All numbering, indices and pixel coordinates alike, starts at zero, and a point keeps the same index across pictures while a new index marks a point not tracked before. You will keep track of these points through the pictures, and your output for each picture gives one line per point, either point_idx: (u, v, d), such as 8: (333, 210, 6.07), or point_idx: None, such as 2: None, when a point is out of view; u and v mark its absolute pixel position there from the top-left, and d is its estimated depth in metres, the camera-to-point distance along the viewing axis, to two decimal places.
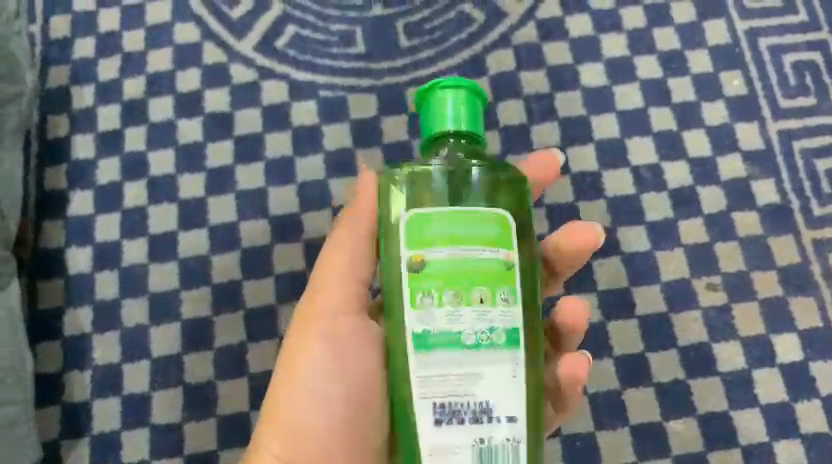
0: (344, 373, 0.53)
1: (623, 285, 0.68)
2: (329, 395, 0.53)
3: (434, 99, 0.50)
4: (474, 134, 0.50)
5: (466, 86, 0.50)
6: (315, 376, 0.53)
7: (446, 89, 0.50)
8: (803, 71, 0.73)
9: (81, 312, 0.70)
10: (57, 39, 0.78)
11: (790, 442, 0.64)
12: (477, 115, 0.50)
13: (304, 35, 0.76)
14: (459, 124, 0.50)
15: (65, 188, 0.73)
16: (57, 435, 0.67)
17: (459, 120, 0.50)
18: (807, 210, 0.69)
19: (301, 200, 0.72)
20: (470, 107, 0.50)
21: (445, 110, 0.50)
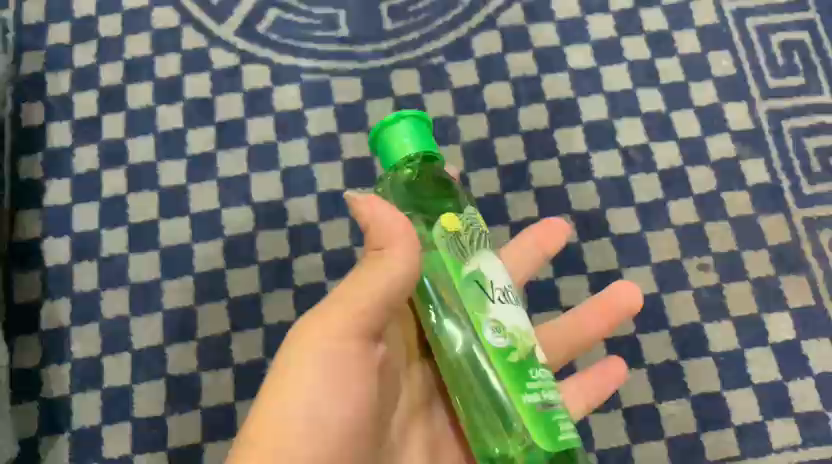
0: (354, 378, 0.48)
1: (614, 268, 0.67)
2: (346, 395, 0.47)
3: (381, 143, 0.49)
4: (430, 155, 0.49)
5: (406, 117, 0.48)
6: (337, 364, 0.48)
7: (380, 132, 0.49)
8: (791, 51, 0.72)
9: (60, 304, 0.68)
10: (31, 25, 0.75)
11: (784, 421, 0.63)
12: (429, 140, 0.49)
13: (286, 19, 0.74)
14: (412, 155, 0.48)
15: (41, 178, 0.71)
16: (36, 431, 0.65)
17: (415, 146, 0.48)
18: (797, 189, 0.68)
19: (285, 187, 0.71)
20: (417, 134, 0.48)
21: (398, 141, 0.48)
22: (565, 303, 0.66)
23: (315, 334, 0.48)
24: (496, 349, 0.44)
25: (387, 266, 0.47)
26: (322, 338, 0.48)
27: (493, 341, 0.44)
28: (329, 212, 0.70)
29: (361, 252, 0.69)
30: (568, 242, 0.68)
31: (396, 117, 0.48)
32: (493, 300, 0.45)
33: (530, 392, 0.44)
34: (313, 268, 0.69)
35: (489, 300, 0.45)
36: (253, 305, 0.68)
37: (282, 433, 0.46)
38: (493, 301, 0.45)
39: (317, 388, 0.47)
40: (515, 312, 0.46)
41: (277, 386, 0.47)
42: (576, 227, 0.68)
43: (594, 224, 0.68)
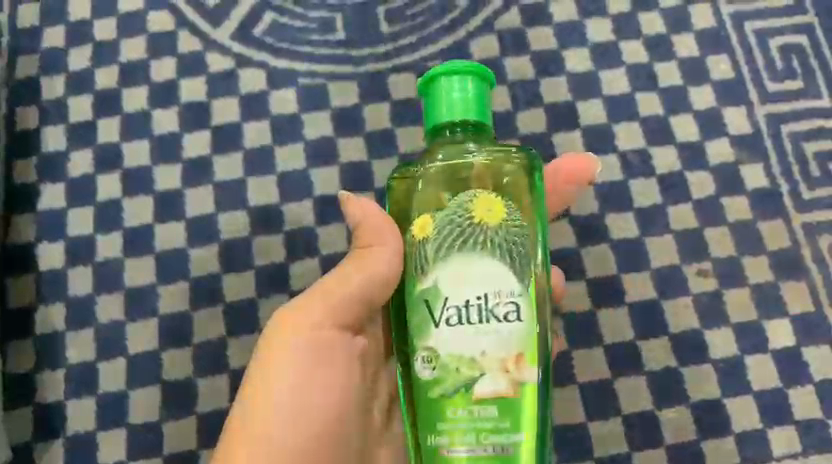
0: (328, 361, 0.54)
1: (613, 273, 0.67)
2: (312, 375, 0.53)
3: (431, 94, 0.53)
4: (481, 123, 0.53)
5: (470, 71, 0.53)
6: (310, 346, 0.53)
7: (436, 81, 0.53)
8: (790, 54, 0.72)
9: (54, 309, 0.67)
10: (26, 28, 0.75)
11: (785, 429, 0.63)
12: (483, 106, 0.53)
13: (283, 22, 0.74)
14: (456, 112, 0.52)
15: (36, 182, 0.71)
16: (30, 437, 0.65)
17: (463, 107, 0.52)
18: (797, 194, 0.68)
19: (281, 191, 0.70)
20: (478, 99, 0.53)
21: (447, 98, 0.52)
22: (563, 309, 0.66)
23: (284, 338, 0.53)
24: (425, 380, 0.50)
25: (371, 263, 0.53)
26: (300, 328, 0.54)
27: (423, 373, 0.50)
28: (326, 216, 0.69)
29: None
30: (566, 247, 0.67)
31: (460, 71, 0.52)
32: (435, 326, 0.49)
33: (447, 425, 0.49)
34: (310, 273, 0.68)
35: (432, 326, 0.50)
36: (248, 309, 0.67)
37: (258, 433, 0.52)
38: (436, 327, 0.49)
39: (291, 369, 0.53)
40: (459, 341, 0.49)
41: (252, 387, 0.53)
42: (574, 232, 0.68)
43: (592, 229, 0.68)
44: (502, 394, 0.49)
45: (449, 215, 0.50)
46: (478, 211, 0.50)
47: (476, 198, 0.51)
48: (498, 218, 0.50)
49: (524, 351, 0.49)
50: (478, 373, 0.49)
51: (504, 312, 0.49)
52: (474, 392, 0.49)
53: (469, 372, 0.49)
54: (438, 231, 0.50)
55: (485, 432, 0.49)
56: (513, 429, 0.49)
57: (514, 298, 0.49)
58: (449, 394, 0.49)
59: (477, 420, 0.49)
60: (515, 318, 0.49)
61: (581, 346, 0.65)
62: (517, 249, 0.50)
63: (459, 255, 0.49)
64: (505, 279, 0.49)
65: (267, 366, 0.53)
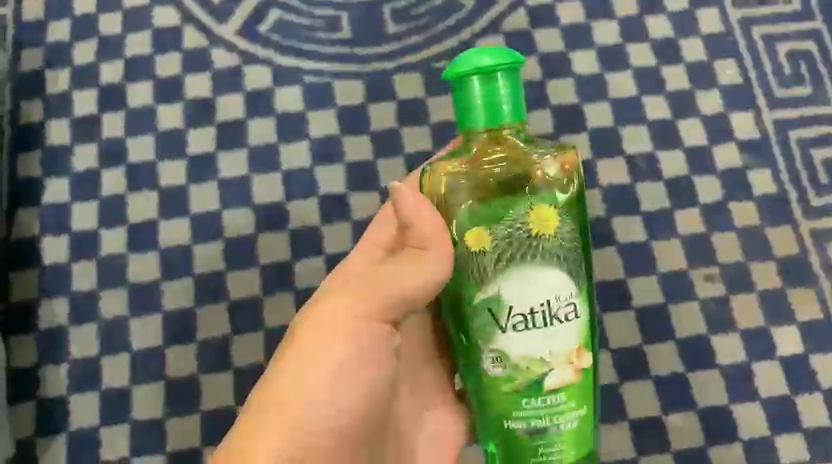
0: (370, 366, 0.47)
1: (619, 276, 0.66)
2: (357, 379, 0.46)
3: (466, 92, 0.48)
4: (521, 123, 0.49)
5: (500, 70, 0.47)
6: (357, 345, 0.46)
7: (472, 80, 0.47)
8: (798, 61, 0.72)
9: (57, 305, 0.67)
10: (30, 21, 0.74)
11: (790, 436, 0.63)
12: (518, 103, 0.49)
13: (288, 20, 0.73)
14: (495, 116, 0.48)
15: (40, 176, 0.70)
16: (32, 433, 0.64)
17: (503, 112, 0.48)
18: (804, 200, 0.68)
19: (287, 189, 0.70)
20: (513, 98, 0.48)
21: (483, 104, 0.48)
22: None
23: (330, 333, 0.46)
24: (493, 378, 0.49)
25: (425, 263, 0.48)
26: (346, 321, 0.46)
27: (492, 371, 0.49)
28: (332, 216, 0.69)
29: None
30: None
31: (489, 69, 0.47)
32: (502, 333, 0.48)
33: (518, 416, 0.48)
34: (315, 272, 0.68)
35: (499, 332, 0.48)
36: (253, 307, 0.67)
37: (285, 435, 0.44)
38: (502, 332, 0.48)
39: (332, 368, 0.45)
40: (523, 342, 0.47)
41: (283, 384, 0.45)
42: None
43: (599, 233, 0.68)
44: (567, 383, 0.48)
45: (508, 229, 0.48)
46: (535, 224, 0.48)
47: (532, 211, 0.48)
48: (553, 230, 0.48)
49: (583, 341, 0.49)
50: (546, 368, 0.48)
51: (566, 311, 0.48)
52: (544, 385, 0.48)
53: (537, 368, 0.48)
54: (496, 247, 0.48)
55: (550, 419, 0.48)
56: (579, 409, 0.49)
57: (576, 298, 0.48)
58: (517, 389, 0.48)
59: (550, 409, 0.48)
60: (575, 316, 0.48)
61: None
62: (574, 255, 0.49)
63: (520, 267, 0.48)
64: (566, 281, 0.48)
65: (309, 361, 0.45)
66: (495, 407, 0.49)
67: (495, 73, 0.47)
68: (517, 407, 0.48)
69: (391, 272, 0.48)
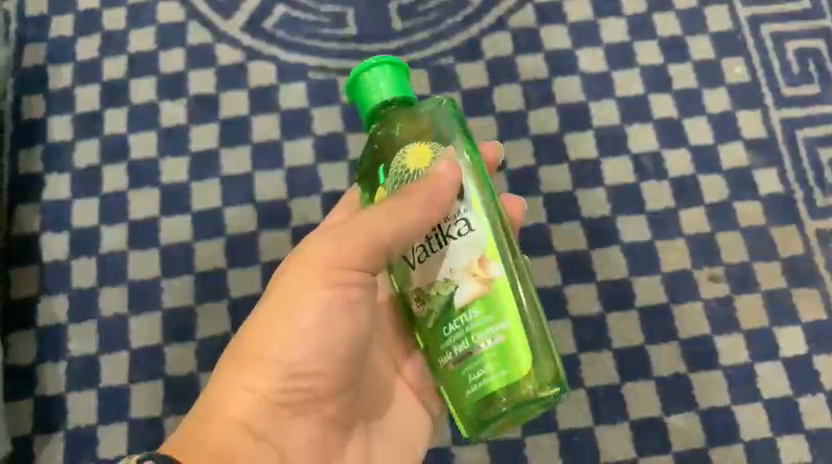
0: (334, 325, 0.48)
1: (623, 276, 0.66)
2: (315, 339, 0.48)
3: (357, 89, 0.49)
4: (407, 100, 0.48)
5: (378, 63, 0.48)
6: (313, 305, 0.48)
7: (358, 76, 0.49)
8: (806, 59, 0.71)
9: (57, 301, 0.67)
10: (34, 16, 0.74)
11: (794, 437, 0.62)
12: (403, 81, 0.49)
13: (293, 16, 0.73)
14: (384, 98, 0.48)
15: (41, 172, 0.70)
16: (29, 430, 0.64)
17: (388, 93, 0.48)
18: (811, 201, 0.67)
19: (289, 186, 0.69)
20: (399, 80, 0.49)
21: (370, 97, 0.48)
22: (571, 312, 0.65)
23: (292, 297, 0.48)
24: (418, 316, 0.48)
25: (407, 213, 0.45)
26: (303, 282, 0.48)
27: (417, 311, 0.48)
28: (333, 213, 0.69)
29: None
30: (576, 249, 0.67)
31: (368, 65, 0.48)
32: (412, 268, 0.47)
33: (444, 348, 0.46)
34: None
35: (410, 269, 0.48)
36: (252, 305, 0.67)
37: (245, 399, 0.48)
38: (413, 269, 0.47)
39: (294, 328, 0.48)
40: (426, 271, 0.46)
41: (247, 349, 0.48)
42: (585, 235, 0.67)
43: (602, 232, 0.67)
44: (478, 295, 0.45)
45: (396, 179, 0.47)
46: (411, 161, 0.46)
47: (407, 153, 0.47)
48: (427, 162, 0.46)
49: (487, 250, 0.45)
50: (452, 287, 0.45)
51: (456, 227, 0.46)
52: (454, 305, 0.45)
53: (444, 291, 0.46)
54: (394, 194, 0.47)
55: (473, 334, 0.45)
56: (499, 322, 0.45)
57: (462, 208, 0.46)
58: (431, 318, 0.47)
59: (467, 328, 0.45)
60: (470, 230, 0.45)
61: (589, 350, 0.64)
62: (459, 174, 0.45)
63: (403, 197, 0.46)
64: (454, 202, 0.46)
65: (273, 327, 0.48)
66: (428, 343, 0.48)
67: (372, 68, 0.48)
68: (438, 333, 0.46)
69: (341, 234, 0.48)
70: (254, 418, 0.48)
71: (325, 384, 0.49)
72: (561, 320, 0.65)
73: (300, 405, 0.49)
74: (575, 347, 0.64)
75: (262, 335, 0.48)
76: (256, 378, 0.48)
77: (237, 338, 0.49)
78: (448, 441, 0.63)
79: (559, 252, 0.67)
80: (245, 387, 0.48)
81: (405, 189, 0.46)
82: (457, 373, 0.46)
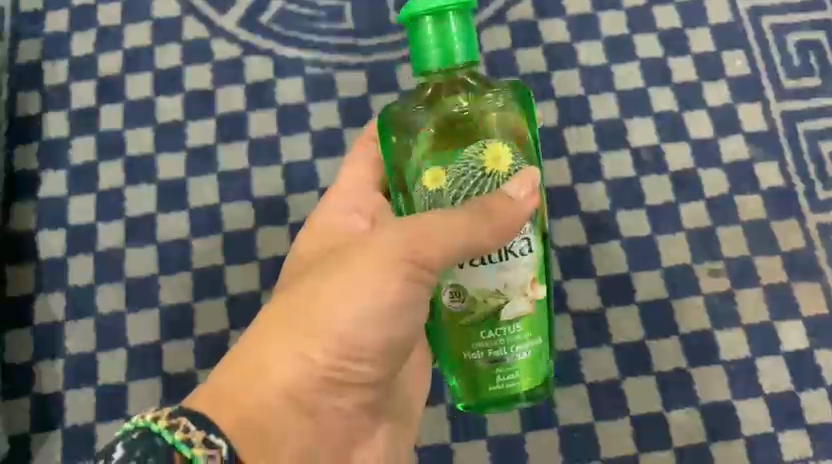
0: (394, 316, 0.45)
1: (623, 271, 0.65)
2: (374, 326, 0.44)
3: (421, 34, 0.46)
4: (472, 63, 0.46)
5: (425, 14, 0.45)
6: (379, 291, 0.44)
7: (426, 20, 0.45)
8: (807, 51, 0.70)
9: (54, 299, 0.66)
10: (28, 12, 0.74)
11: (795, 433, 0.62)
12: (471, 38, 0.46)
13: (290, 10, 0.72)
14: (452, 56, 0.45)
15: (36, 169, 0.69)
16: (27, 428, 0.64)
17: (458, 53, 0.45)
18: (812, 194, 0.67)
19: (287, 182, 0.69)
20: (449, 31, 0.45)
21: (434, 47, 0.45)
22: (571, 308, 0.65)
23: (357, 278, 0.44)
24: (452, 312, 0.47)
25: (490, 225, 0.43)
26: (372, 264, 0.44)
27: (451, 306, 0.46)
28: None
29: None
30: (576, 244, 0.66)
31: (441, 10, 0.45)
32: (460, 267, 0.45)
33: (475, 348, 0.47)
34: None
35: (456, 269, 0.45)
36: (251, 302, 0.66)
37: (289, 378, 0.43)
38: (460, 268, 0.45)
39: (356, 314, 0.43)
40: (480, 278, 0.45)
41: (302, 325, 0.43)
42: (585, 230, 0.66)
43: (602, 227, 0.67)
44: (524, 314, 0.47)
45: (463, 164, 0.45)
46: (489, 161, 0.45)
47: (484, 146, 0.45)
48: (505, 170, 0.45)
49: (537, 273, 0.47)
50: (503, 300, 0.46)
51: (520, 246, 0.46)
52: (499, 317, 0.46)
53: (493, 301, 0.46)
54: (457, 192, 0.45)
55: (508, 345, 0.47)
56: (532, 340, 0.48)
57: (527, 230, 0.46)
58: (469, 317, 0.46)
59: (505, 338, 0.47)
60: (529, 251, 0.46)
61: (589, 346, 0.64)
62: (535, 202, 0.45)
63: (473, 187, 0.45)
64: (525, 222, 0.45)
65: (335, 307, 0.43)
66: (453, 338, 0.48)
67: (420, 19, 0.45)
68: (472, 334, 0.47)
69: (428, 223, 0.44)
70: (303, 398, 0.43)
71: (375, 373, 0.46)
72: (561, 316, 0.65)
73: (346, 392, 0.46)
74: (575, 343, 0.64)
75: (323, 313, 0.43)
76: (314, 358, 0.43)
77: (290, 309, 0.44)
78: (449, 438, 0.62)
79: (559, 247, 0.66)
80: (292, 367, 0.43)
81: (486, 200, 0.44)
82: (486, 376, 0.48)
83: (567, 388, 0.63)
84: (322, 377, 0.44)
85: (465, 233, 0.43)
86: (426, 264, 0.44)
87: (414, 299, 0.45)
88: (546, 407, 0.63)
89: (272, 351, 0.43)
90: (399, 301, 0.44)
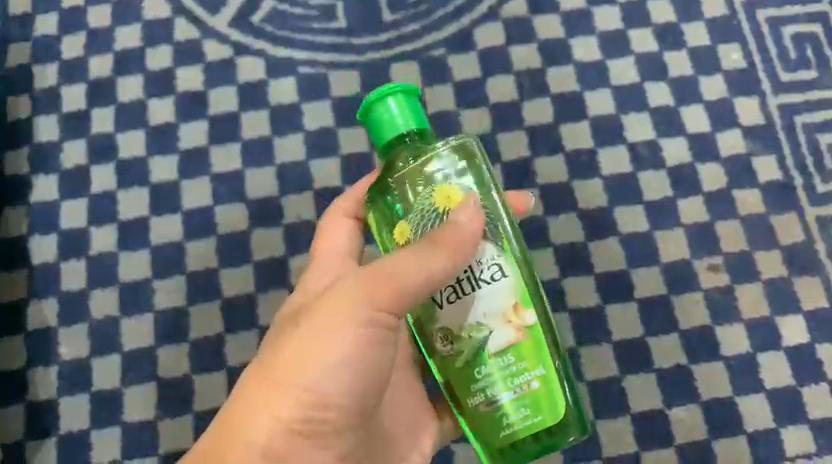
0: (358, 358, 0.44)
1: (621, 268, 0.65)
2: (339, 369, 0.44)
3: (372, 113, 0.47)
4: (420, 129, 0.47)
5: (373, 100, 0.47)
6: (339, 333, 0.44)
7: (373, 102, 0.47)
8: (803, 44, 0.70)
9: (47, 305, 0.66)
10: (17, 16, 0.73)
11: (798, 428, 0.61)
12: (419, 110, 0.48)
13: (282, 10, 0.72)
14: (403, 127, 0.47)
15: (27, 174, 0.69)
16: (21, 437, 0.63)
17: (404, 124, 0.47)
18: (811, 188, 0.66)
19: (281, 183, 0.68)
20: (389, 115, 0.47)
21: (386, 126, 0.47)
22: (570, 305, 0.64)
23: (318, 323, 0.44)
24: (444, 356, 0.46)
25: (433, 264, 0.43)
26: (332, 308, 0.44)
27: (442, 349, 0.46)
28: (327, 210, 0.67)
29: None
30: (574, 241, 0.66)
31: (383, 94, 0.47)
32: (439, 306, 0.46)
33: (476, 390, 0.46)
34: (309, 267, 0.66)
35: (437, 309, 0.46)
36: (246, 304, 0.65)
37: (260, 429, 0.43)
38: (440, 308, 0.46)
39: (320, 359, 0.44)
40: (458, 312, 0.45)
41: (270, 376, 0.44)
42: (582, 227, 0.66)
43: (599, 223, 0.66)
44: (513, 342, 0.45)
45: (421, 217, 0.46)
46: (440, 202, 0.46)
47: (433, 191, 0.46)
48: (456, 202, 0.46)
49: (520, 297, 0.46)
50: (487, 331, 0.45)
51: (489, 272, 0.45)
52: (490, 349, 0.45)
53: (477, 334, 0.45)
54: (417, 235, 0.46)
55: (507, 378, 0.45)
56: (532, 367, 0.46)
57: (495, 255, 0.46)
58: (462, 356, 0.46)
59: (504, 372, 0.45)
60: (501, 275, 0.46)
61: (588, 343, 0.63)
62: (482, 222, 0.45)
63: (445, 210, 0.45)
64: (482, 245, 0.46)
65: (295, 352, 0.44)
66: (454, 384, 0.47)
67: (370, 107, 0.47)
68: (469, 371, 0.46)
69: (385, 270, 0.44)
70: (281, 453, 0.44)
71: (349, 418, 0.45)
72: (559, 313, 0.64)
73: (326, 444, 0.45)
74: (574, 341, 0.63)
75: (288, 360, 0.44)
76: (281, 410, 0.44)
77: (262, 363, 0.45)
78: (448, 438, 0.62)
79: (556, 245, 0.66)
80: (265, 418, 0.43)
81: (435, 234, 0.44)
82: (490, 410, 0.46)
83: None
84: (294, 428, 0.44)
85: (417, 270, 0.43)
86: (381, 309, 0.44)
87: (376, 341, 0.45)
88: None
89: (247, 402, 0.44)
90: (361, 343, 0.44)
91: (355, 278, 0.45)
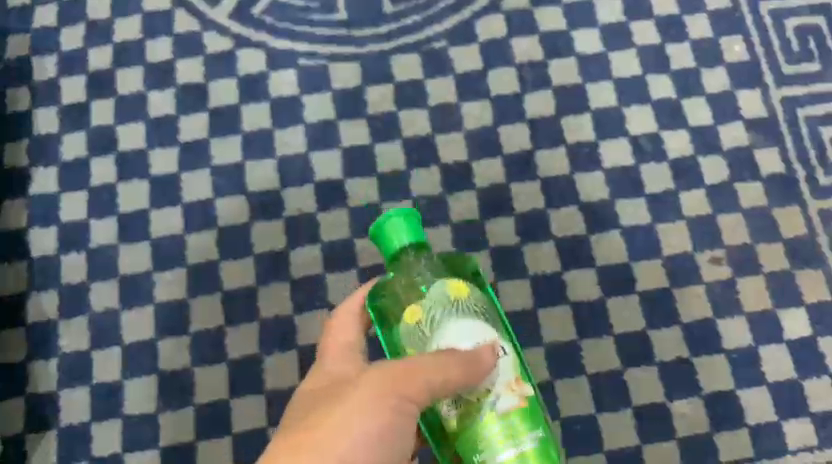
0: (384, 449, 0.43)
1: (623, 261, 0.65)
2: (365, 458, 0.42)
3: (378, 232, 0.49)
4: (421, 243, 0.48)
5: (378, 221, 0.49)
6: (371, 424, 0.42)
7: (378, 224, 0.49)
8: (806, 36, 0.70)
9: (47, 298, 0.65)
10: (16, 7, 0.73)
11: (800, 421, 0.61)
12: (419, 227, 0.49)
13: (283, 2, 0.71)
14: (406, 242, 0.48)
15: (27, 166, 0.68)
16: (20, 429, 0.62)
17: (406, 238, 0.48)
18: (813, 180, 0.66)
19: (281, 176, 0.68)
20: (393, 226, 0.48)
21: (391, 240, 0.48)
22: (572, 298, 0.64)
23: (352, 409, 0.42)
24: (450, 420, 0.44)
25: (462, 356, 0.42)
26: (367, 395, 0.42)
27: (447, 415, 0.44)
28: (328, 202, 0.67)
29: (360, 244, 0.66)
30: (575, 234, 0.65)
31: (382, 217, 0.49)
32: None
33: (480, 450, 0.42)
34: (310, 260, 0.66)
35: None
36: (246, 297, 0.65)
37: None
38: None
39: (348, 447, 0.42)
40: None
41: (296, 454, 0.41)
42: (584, 220, 0.66)
43: (600, 216, 0.66)
44: (518, 406, 0.43)
45: (431, 309, 0.45)
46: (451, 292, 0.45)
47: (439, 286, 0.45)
48: (463, 295, 0.45)
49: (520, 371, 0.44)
50: (493, 395, 0.43)
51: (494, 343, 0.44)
52: (495, 411, 0.42)
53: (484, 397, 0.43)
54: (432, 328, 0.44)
55: (512, 439, 0.42)
56: (536, 432, 0.43)
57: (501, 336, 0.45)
58: (465, 417, 0.43)
59: (508, 434, 0.42)
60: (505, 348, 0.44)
61: (590, 336, 0.63)
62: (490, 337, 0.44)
63: (452, 330, 0.43)
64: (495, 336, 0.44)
65: (326, 436, 0.42)
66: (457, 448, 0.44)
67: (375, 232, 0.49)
68: (471, 434, 0.43)
69: (417, 360, 0.42)
70: None
71: None
72: (561, 306, 0.64)
73: None
74: (576, 334, 0.63)
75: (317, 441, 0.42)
76: None
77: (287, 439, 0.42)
78: None
79: (558, 238, 0.65)
80: None
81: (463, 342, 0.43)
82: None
83: (568, 379, 0.62)
84: None
85: (453, 370, 0.41)
86: (413, 402, 0.42)
87: (405, 434, 0.43)
88: (548, 398, 0.62)
89: None
90: (389, 434, 0.42)
91: (378, 371, 0.43)
